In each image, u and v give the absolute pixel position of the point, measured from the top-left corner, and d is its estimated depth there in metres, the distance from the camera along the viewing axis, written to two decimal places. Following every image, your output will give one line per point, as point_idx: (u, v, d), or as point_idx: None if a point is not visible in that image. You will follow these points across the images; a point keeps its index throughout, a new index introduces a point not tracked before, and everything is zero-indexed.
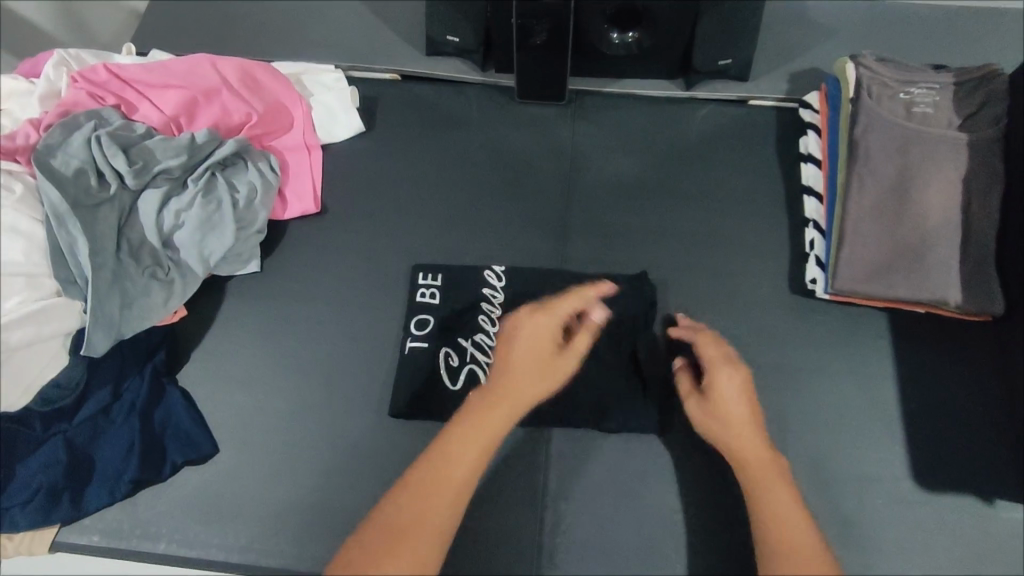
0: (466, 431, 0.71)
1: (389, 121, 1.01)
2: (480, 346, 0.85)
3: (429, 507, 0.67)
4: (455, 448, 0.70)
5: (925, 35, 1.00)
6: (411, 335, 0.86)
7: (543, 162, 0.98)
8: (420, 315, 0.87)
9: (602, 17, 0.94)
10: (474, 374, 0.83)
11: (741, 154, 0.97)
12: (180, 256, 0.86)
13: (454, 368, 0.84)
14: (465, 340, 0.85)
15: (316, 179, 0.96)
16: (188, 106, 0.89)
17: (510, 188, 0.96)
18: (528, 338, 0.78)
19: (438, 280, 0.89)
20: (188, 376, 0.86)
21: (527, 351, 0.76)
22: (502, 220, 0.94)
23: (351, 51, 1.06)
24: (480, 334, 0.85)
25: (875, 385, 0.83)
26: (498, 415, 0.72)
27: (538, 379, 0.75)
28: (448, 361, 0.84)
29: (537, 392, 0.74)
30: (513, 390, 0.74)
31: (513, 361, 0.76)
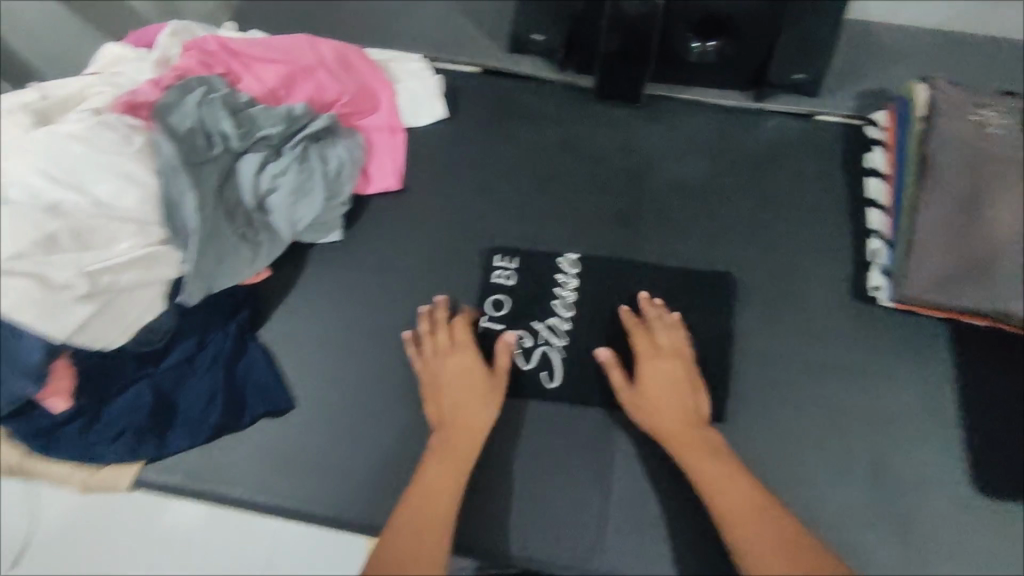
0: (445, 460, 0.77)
1: (471, 111, 1.06)
2: (552, 330, 0.90)
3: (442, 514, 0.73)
4: (442, 472, 0.76)
5: (991, 64, 1.04)
6: (486, 316, 0.91)
7: (616, 159, 1.02)
8: (495, 297, 0.92)
9: (686, 26, 0.98)
10: (546, 356, 0.88)
11: (808, 165, 1.01)
12: (271, 219, 0.90)
13: (526, 349, 0.88)
14: (538, 324, 0.90)
15: (399, 160, 1.00)
16: (288, 80, 0.94)
17: (584, 183, 1.00)
18: (455, 377, 0.83)
19: (513, 263, 0.93)
20: (269, 333, 0.90)
21: (467, 388, 0.82)
22: (572, 210, 0.98)
23: (438, 43, 1.11)
24: (552, 318, 0.90)
25: (935, 392, 0.86)
26: (461, 448, 0.79)
27: (482, 409, 0.81)
28: (520, 342, 0.89)
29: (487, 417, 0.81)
30: (465, 427, 0.80)
31: (457, 405, 0.81)
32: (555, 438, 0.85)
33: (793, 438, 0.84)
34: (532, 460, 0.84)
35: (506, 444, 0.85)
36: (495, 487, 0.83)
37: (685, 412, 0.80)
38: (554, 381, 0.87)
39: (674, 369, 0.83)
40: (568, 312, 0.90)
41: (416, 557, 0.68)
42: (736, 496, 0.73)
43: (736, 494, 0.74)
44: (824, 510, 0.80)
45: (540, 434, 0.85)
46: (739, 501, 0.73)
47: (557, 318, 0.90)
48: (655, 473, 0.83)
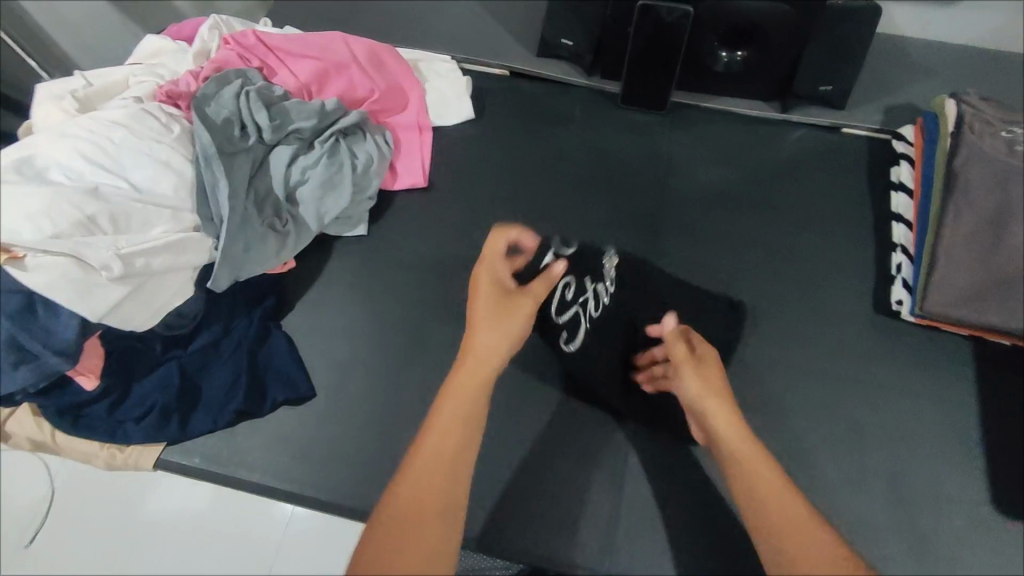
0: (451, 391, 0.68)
1: (497, 112, 1.08)
2: (595, 297, 0.93)
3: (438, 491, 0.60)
4: (450, 421, 0.65)
5: None
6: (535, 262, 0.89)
7: (641, 164, 1.03)
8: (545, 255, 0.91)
9: (713, 35, 0.98)
10: (577, 315, 0.91)
11: (833, 176, 1.01)
12: (299, 211, 0.92)
13: (566, 300, 0.90)
14: (588, 284, 0.92)
15: (425, 157, 1.02)
16: (321, 76, 0.97)
17: (607, 186, 1.01)
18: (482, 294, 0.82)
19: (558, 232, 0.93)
20: (292, 322, 0.91)
21: (494, 306, 0.79)
22: (595, 212, 0.99)
23: (468, 45, 1.13)
24: (599, 287, 0.93)
25: (957, 408, 0.85)
26: (475, 381, 0.70)
27: (492, 331, 0.76)
28: (564, 292, 0.90)
29: (503, 345, 0.75)
30: (474, 349, 0.73)
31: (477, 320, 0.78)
32: (570, 438, 0.85)
33: (811, 449, 0.83)
34: (547, 459, 0.84)
35: (521, 441, 0.86)
36: (509, 483, 0.83)
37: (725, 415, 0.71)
38: (571, 345, 0.90)
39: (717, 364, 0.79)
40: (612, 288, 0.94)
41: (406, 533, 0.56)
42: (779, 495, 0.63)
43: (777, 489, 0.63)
44: (841, 523, 0.80)
45: (555, 433, 0.86)
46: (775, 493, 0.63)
47: (602, 291, 0.93)
48: (670, 478, 0.83)
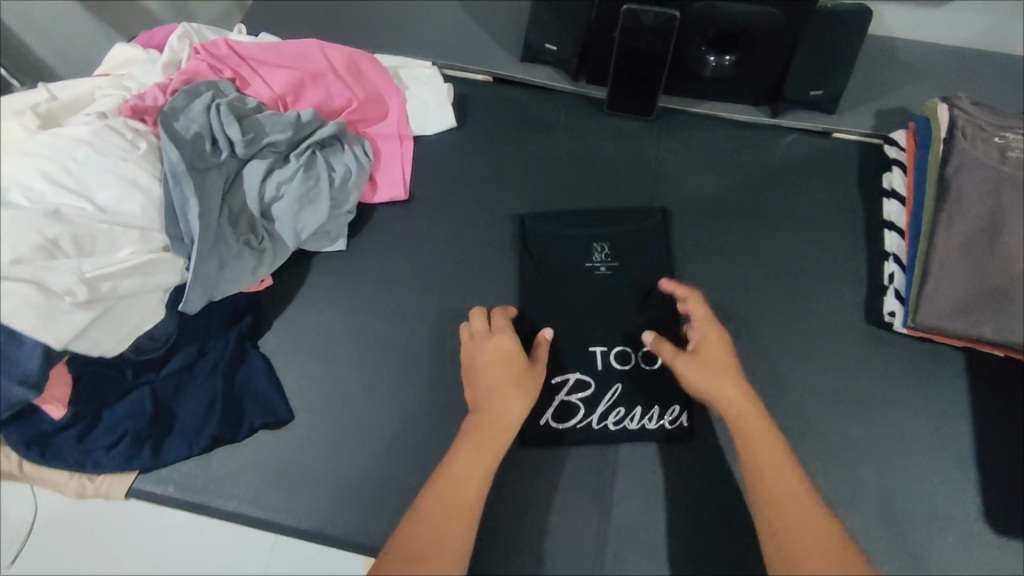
0: (486, 442, 0.72)
1: (480, 120, 1.05)
2: (616, 416, 0.85)
3: (475, 499, 0.68)
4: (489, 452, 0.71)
5: (1017, 83, 1.01)
6: (610, 355, 0.88)
7: (642, 226, 0.95)
8: (621, 347, 0.89)
9: (700, 40, 0.95)
10: (576, 411, 0.86)
11: (823, 184, 0.98)
12: (274, 226, 0.89)
13: (585, 395, 0.86)
14: (616, 398, 0.86)
15: (406, 168, 0.99)
16: (297, 86, 0.94)
17: (606, 240, 0.94)
18: (497, 360, 0.78)
19: (616, 395, 0.86)
20: (270, 342, 0.89)
21: (505, 374, 0.77)
22: (580, 265, 0.93)
23: (449, 50, 1.10)
24: (633, 409, 0.86)
25: (950, 423, 0.83)
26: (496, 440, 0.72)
27: (520, 398, 0.75)
28: (585, 386, 0.87)
29: (520, 412, 0.74)
30: (503, 412, 0.74)
31: (493, 389, 0.76)
32: (557, 460, 0.84)
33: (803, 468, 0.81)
34: (535, 479, 0.83)
35: (507, 462, 0.84)
36: (496, 505, 0.82)
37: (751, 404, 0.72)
38: (558, 423, 0.86)
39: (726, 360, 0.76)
40: (638, 421, 0.85)
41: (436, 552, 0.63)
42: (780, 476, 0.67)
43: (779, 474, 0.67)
44: None
45: (541, 454, 0.85)
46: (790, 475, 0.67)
47: (616, 394, 0.87)
48: (658, 496, 0.82)
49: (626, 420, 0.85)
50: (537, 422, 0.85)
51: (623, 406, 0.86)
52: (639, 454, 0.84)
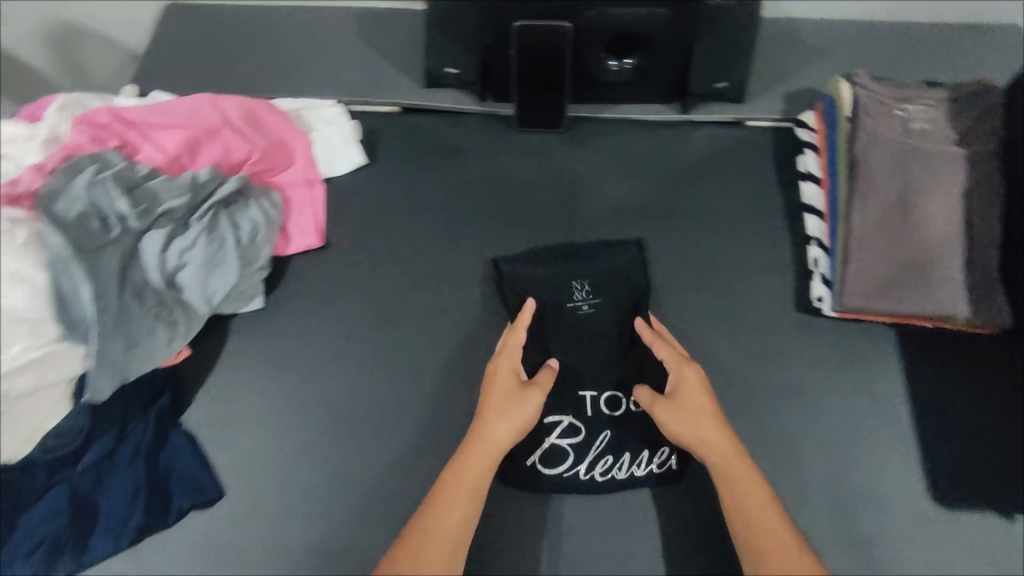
0: (471, 470, 0.74)
1: (391, 154, 1.02)
2: (604, 463, 0.83)
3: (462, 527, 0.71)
4: (473, 483, 0.73)
5: (919, 50, 1.01)
6: (600, 399, 0.86)
7: (620, 257, 0.92)
8: (611, 392, 0.87)
9: (598, 46, 0.92)
10: (563, 458, 0.83)
11: (741, 175, 0.98)
12: (183, 295, 0.85)
13: (574, 441, 0.84)
14: (606, 444, 0.84)
15: (319, 214, 0.96)
16: (191, 145, 0.90)
17: (586, 277, 0.91)
18: (501, 383, 0.80)
19: (607, 441, 0.84)
20: (192, 416, 0.85)
21: (506, 398, 0.79)
22: (557, 303, 0.90)
23: (353, 83, 1.06)
24: (623, 457, 0.83)
25: (888, 403, 0.83)
26: (480, 466, 0.74)
27: (513, 422, 0.77)
28: (574, 433, 0.84)
29: (512, 435, 0.77)
30: (494, 436, 0.76)
31: (492, 412, 0.77)
32: (502, 497, 0.82)
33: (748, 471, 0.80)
34: (483, 522, 0.81)
35: None
36: None
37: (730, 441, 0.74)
38: (545, 471, 0.83)
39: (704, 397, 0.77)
40: (628, 469, 0.83)
41: None
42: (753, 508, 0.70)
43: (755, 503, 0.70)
44: None
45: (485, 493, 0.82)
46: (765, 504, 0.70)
47: (606, 441, 0.84)
48: (611, 519, 0.81)
49: (614, 468, 0.83)
50: (525, 465, 0.83)
51: (612, 453, 0.84)
52: (620, 490, 0.82)
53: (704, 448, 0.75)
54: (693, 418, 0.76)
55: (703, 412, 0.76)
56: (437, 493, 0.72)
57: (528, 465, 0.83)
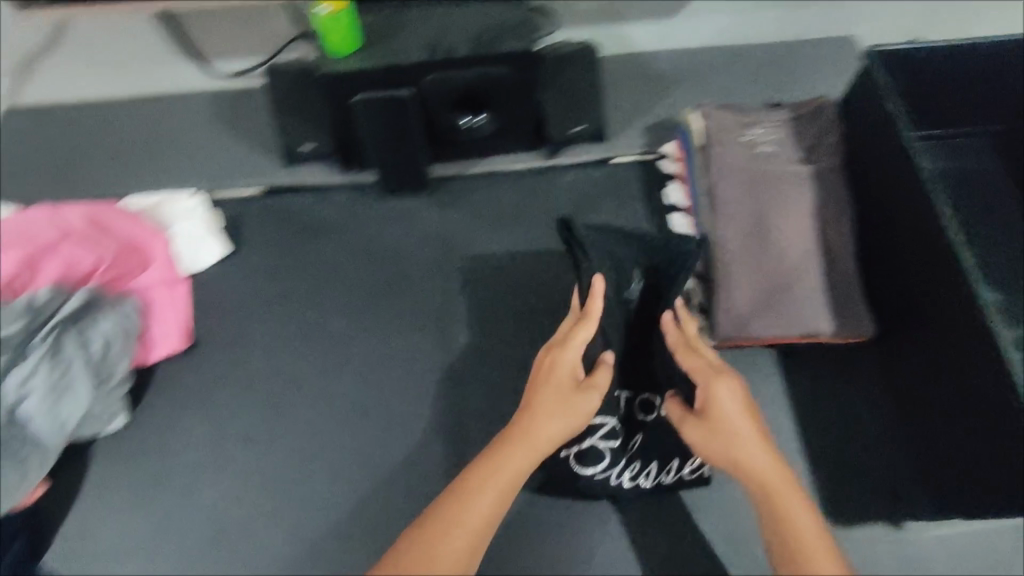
0: (511, 463, 0.65)
1: (256, 238, 0.98)
2: (634, 470, 0.82)
3: (473, 542, 0.61)
4: (505, 485, 0.64)
5: (762, 73, 1.05)
6: (637, 405, 0.83)
7: (677, 242, 0.78)
8: (649, 397, 0.83)
9: (447, 107, 0.90)
10: (597, 461, 0.80)
11: (610, 215, 0.98)
12: (27, 428, 0.78)
13: (611, 447, 0.80)
14: (638, 453, 0.83)
15: (184, 313, 0.92)
16: (27, 265, 0.80)
17: (641, 271, 0.82)
18: (555, 372, 0.71)
19: (637, 449, 0.83)
20: (62, 550, 0.83)
21: (556, 391, 0.70)
22: (619, 300, 0.82)
23: (211, 169, 1.02)
24: (652, 465, 0.83)
25: (769, 427, 0.84)
26: (518, 468, 0.65)
27: (561, 421, 0.69)
28: (611, 442, 0.80)
29: (556, 434, 0.68)
30: (534, 434, 0.67)
31: (538, 406, 0.69)
32: None
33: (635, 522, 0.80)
34: None
35: None
36: None
37: (777, 464, 0.65)
38: (577, 467, 0.81)
39: (746, 415, 0.68)
40: (651, 478, 0.83)
41: None
42: (794, 540, 0.60)
43: (796, 539, 0.60)
44: None
45: None
46: (818, 538, 0.60)
47: (637, 444, 0.83)
48: None
49: (641, 476, 0.83)
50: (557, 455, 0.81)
51: (640, 461, 0.83)
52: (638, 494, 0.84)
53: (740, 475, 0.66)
54: (724, 442, 0.67)
55: (737, 436, 0.67)
56: (464, 480, 0.64)
57: (562, 457, 0.81)
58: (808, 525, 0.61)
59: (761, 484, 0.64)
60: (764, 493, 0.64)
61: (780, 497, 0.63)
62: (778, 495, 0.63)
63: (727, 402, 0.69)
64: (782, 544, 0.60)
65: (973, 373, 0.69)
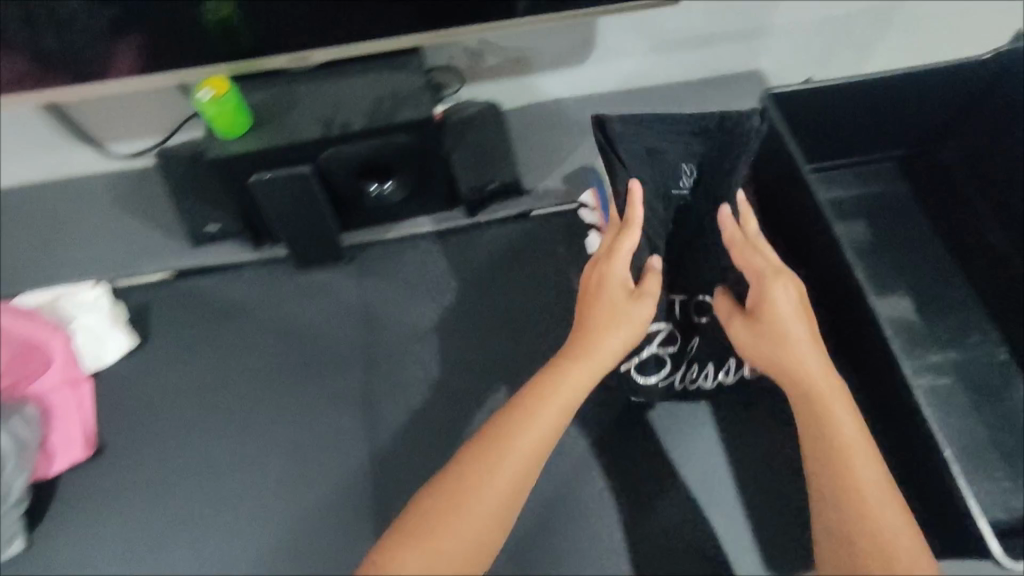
0: (563, 387, 0.62)
1: (165, 327, 0.93)
2: (695, 372, 0.81)
3: (533, 463, 0.59)
4: (556, 411, 0.61)
5: (675, 111, 1.05)
6: (693, 307, 0.79)
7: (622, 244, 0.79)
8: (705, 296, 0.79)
9: (353, 175, 0.88)
10: (653, 368, 0.80)
11: (534, 269, 0.96)
12: None
13: (663, 355, 0.79)
14: (695, 356, 0.80)
15: (87, 417, 0.86)
16: None
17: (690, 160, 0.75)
18: (608, 283, 0.67)
19: (694, 353, 0.80)
20: None
21: (604, 305, 0.67)
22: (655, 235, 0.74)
23: (113, 256, 0.97)
24: (711, 365, 0.81)
25: (703, 481, 0.84)
26: (575, 387, 0.63)
27: (617, 336, 0.65)
28: (666, 347, 0.79)
29: (613, 350, 0.65)
30: (591, 353, 0.64)
31: (593, 321, 0.66)
32: None
33: None
34: None
35: None
36: None
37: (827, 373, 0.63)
38: (637, 376, 0.81)
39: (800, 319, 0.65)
40: (714, 376, 0.82)
41: (443, 536, 0.54)
42: (838, 447, 0.58)
43: (843, 447, 0.58)
44: None
45: None
46: (864, 445, 0.59)
47: (693, 348, 0.80)
48: None
49: (702, 377, 0.82)
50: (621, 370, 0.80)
51: (700, 363, 0.81)
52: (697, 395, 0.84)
53: (785, 375, 0.64)
54: (775, 343, 0.64)
55: (787, 334, 0.64)
56: (518, 404, 0.61)
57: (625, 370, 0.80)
58: (858, 433, 0.59)
59: (810, 394, 0.62)
60: (812, 401, 0.61)
61: (827, 405, 0.61)
62: (826, 406, 0.61)
63: (784, 306, 0.65)
64: (817, 450, 0.59)
65: (893, 410, 0.75)
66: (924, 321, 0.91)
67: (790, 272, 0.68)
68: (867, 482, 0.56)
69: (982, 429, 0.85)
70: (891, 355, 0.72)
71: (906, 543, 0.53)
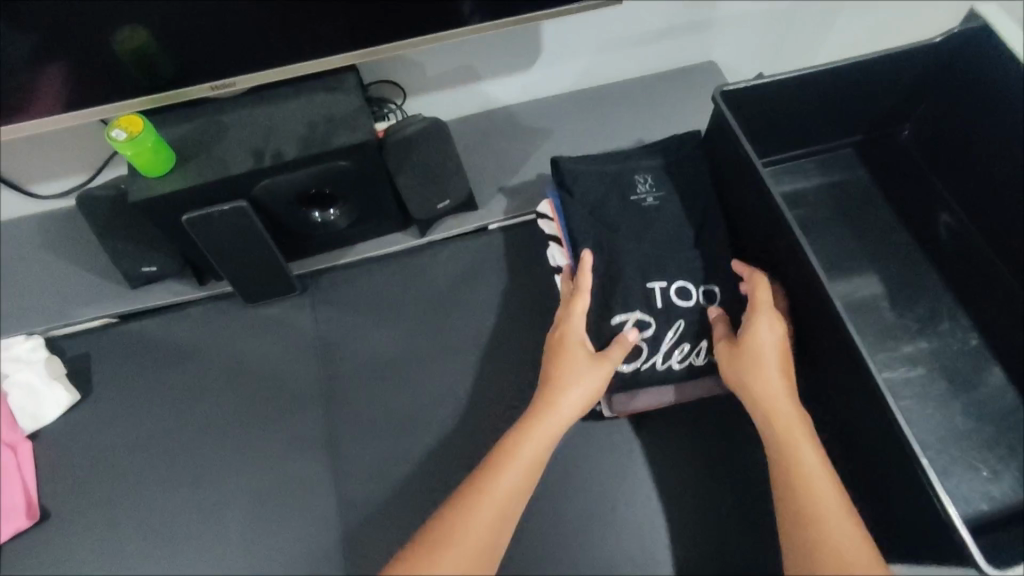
0: (534, 431, 0.69)
1: (109, 377, 0.88)
2: (682, 355, 0.79)
3: (513, 500, 0.65)
4: (530, 458, 0.68)
5: (627, 111, 1.02)
6: (669, 291, 0.80)
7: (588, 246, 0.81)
8: (680, 282, 0.81)
9: (291, 206, 0.83)
10: (638, 356, 0.78)
11: (493, 286, 0.92)
12: None
13: (644, 339, 0.78)
14: (680, 338, 0.79)
15: (28, 482, 0.82)
16: None
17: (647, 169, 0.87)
18: (574, 339, 0.75)
19: (680, 332, 0.79)
20: None
21: (569, 356, 0.74)
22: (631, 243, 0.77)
23: (45, 305, 0.91)
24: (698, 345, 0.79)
25: (683, 497, 0.80)
26: (546, 434, 0.70)
27: (584, 384, 0.72)
28: (645, 330, 0.78)
29: (580, 400, 0.72)
30: (558, 403, 0.71)
31: (561, 373, 0.73)
32: None
33: None
34: None
35: None
36: None
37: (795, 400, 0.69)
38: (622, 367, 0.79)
39: (777, 350, 0.72)
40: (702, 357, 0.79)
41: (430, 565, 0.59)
42: (800, 465, 0.64)
43: (806, 466, 0.64)
44: None
45: None
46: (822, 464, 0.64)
47: (679, 331, 0.79)
48: None
49: (692, 355, 0.79)
50: None
51: (687, 342, 0.79)
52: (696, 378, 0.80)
53: (754, 400, 0.70)
54: (753, 365, 0.71)
55: (762, 357, 0.71)
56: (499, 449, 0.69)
57: None
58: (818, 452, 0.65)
59: (781, 417, 0.68)
60: (780, 426, 0.67)
61: (795, 428, 0.67)
62: (793, 431, 0.67)
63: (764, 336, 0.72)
64: (785, 465, 0.65)
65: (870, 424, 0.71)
66: (894, 308, 0.89)
67: (772, 310, 0.74)
68: (827, 495, 0.61)
69: (959, 417, 0.83)
70: (869, 367, 0.68)
71: (860, 548, 0.57)
